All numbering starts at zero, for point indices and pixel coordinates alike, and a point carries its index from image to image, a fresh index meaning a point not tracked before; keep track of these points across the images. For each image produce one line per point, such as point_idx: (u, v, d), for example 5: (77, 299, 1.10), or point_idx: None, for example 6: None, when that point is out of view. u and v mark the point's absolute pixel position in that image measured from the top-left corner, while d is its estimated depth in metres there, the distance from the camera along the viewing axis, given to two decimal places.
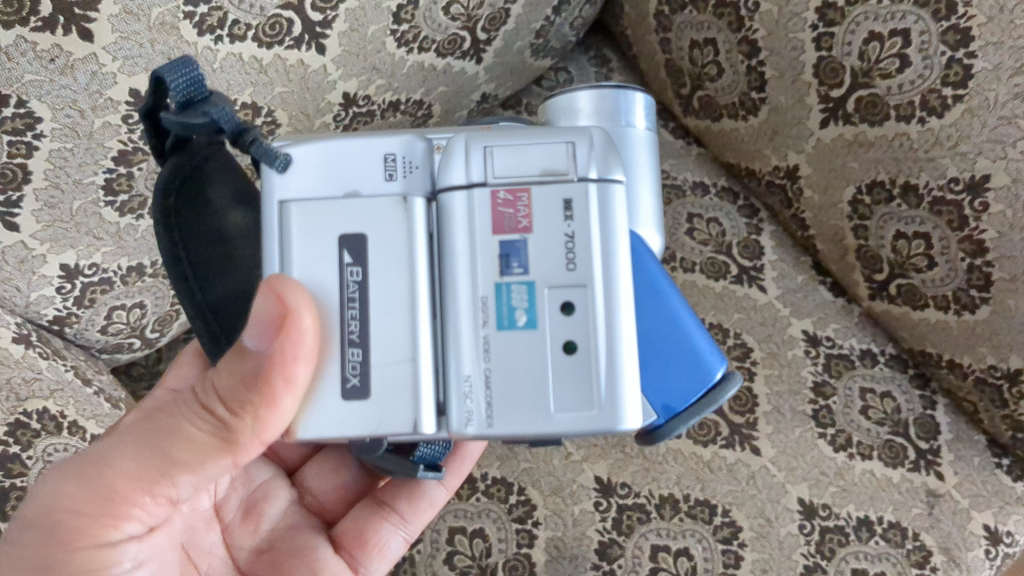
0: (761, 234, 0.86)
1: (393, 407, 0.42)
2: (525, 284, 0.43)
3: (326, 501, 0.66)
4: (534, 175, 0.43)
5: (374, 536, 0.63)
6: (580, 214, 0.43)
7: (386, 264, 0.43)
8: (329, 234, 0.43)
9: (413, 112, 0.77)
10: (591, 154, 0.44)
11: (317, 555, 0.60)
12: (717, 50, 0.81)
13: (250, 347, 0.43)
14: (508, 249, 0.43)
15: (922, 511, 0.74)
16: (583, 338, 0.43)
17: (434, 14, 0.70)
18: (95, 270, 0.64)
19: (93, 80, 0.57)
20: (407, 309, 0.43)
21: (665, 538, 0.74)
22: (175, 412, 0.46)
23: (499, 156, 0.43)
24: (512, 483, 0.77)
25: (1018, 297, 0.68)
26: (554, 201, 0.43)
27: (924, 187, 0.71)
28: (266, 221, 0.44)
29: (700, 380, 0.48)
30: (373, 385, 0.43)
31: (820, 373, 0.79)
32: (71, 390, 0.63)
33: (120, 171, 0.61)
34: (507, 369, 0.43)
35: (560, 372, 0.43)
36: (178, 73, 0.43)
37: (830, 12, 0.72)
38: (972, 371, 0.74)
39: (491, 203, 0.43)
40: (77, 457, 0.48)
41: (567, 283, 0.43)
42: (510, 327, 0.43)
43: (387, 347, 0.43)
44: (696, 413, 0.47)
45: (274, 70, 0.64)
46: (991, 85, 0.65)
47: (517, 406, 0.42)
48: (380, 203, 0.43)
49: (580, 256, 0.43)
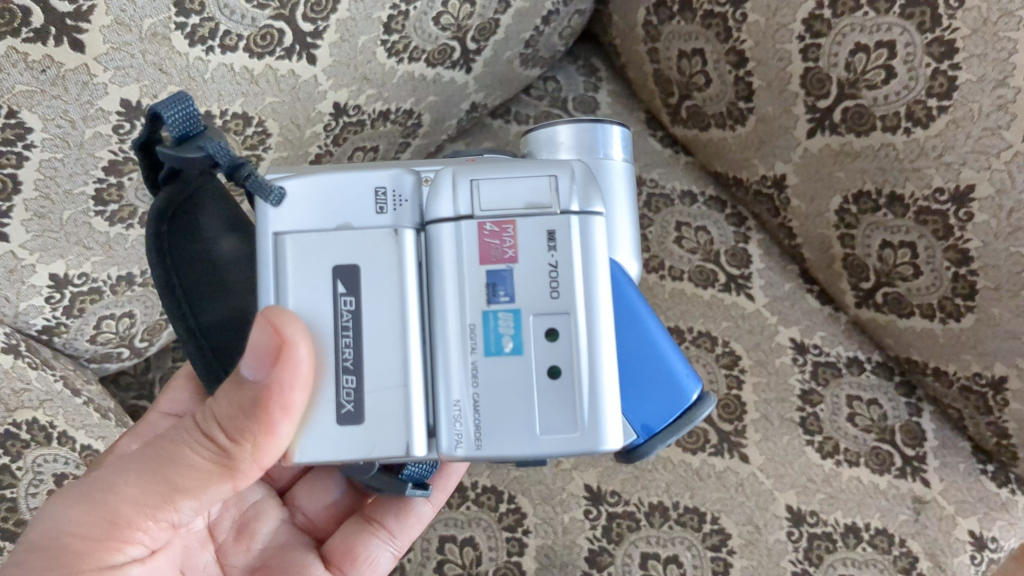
0: (749, 242, 0.86)
1: (386, 432, 0.43)
2: (511, 312, 0.43)
3: (316, 517, 0.66)
4: (519, 206, 0.44)
5: (363, 551, 0.63)
6: (563, 244, 0.44)
7: (378, 294, 0.44)
8: (324, 266, 0.44)
9: (403, 122, 0.77)
10: (573, 187, 0.44)
11: (308, 572, 0.61)
12: (704, 61, 0.82)
13: (248, 377, 0.43)
14: (494, 278, 0.43)
15: (909, 517, 0.75)
16: (567, 363, 0.43)
17: (425, 25, 0.71)
18: (85, 279, 0.64)
19: (84, 91, 0.57)
20: (397, 335, 0.43)
21: (654, 546, 0.74)
22: (178, 440, 0.46)
23: (485, 190, 0.44)
24: (502, 492, 0.76)
25: (1002, 305, 0.69)
26: (537, 231, 0.44)
27: (910, 196, 0.72)
28: (261, 255, 0.44)
29: (677, 401, 0.48)
30: (367, 409, 0.43)
31: (807, 381, 0.80)
32: (61, 400, 0.63)
33: (110, 181, 0.61)
34: (494, 394, 0.43)
35: (546, 396, 0.43)
36: (175, 109, 0.44)
37: (817, 24, 0.72)
38: (957, 378, 0.75)
39: (478, 233, 0.44)
40: (77, 486, 0.47)
41: (552, 310, 0.43)
42: (497, 353, 0.43)
43: (376, 375, 0.43)
44: (675, 432, 0.48)
45: (265, 80, 0.64)
46: (975, 97, 0.66)
47: (504, 429, 0.43)
48: (371, 235, 0.44)
49: (564, 284, 0.43)
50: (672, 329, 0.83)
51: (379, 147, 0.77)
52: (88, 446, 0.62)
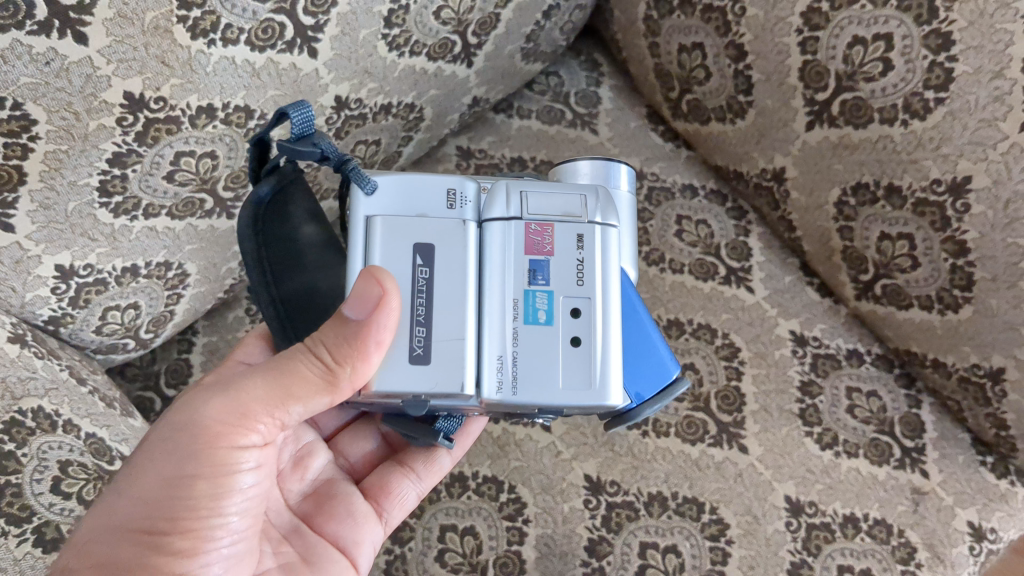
0: (749, 236, 0.87)
1: (448, 374, 0.47)
2: (547, 293, 0.49)
3: (358, 463, 0.71)
4: (558, 213, 0.50)
5: (395, 487, 0.67)
6: (591, 246, 0.50)
7: (449, 267, 0.49)
8: (407, 241, 0.48)
9: (404, 116, 0.78)
10: (598, 204, 0.51)
11: (352, 501, 0.65)
12: (704, 55, 0.82)
13: (349, 316, 0.46)
14: (535, 265, 0.49)
15: (907, 508, 0.75)
16: (587, 336, 0.49)
17: (425, 19, 0.71)
18: (90, 271, 0.65)
19: (87, 83, 0.57)
20: (459, 305, 0.48)
21: (654, 535, 0.74)
22: (294, 355, 0.48)
23: (532, 198, 0.50)
24: (503, 481, 0.76)
25: (1000, 296, 0.69)
26: (570, 232, 0.50)
27: (907, 188, 0.72)
28: (353, 231, 0.49)
29: (661, 375, 0.53)
30: (435, 353, 0.48)
31: (807, 372, 0.81)
32: (66, 389, 0.64)
33: (114, 173, 0.62)
34: (529, 356, 0.48)
35: (568, 362, 0.49)
36: (299, 112, 0.49)
37: (815, 17, 0.73)
38: (956, 370, 0.75)
39: (520, 229, 0.50)
40: (215, 385, 0.51)
41: (577, 292, 0.49)
42: (533, 322, 0.49)
43: (442, 328, 0.48)
44: (663, 399, 0.52)
45: (266, 73, 0.65)
46: (972, 88, 0.66)
47: (535, 382, 0.48)
48: (446, 223, 0.49)
49: (589, 272, 0.50)
50: (673, 321, 0.83)
51: (381, 141, 0.78)
52: (93, 433, 0.63)
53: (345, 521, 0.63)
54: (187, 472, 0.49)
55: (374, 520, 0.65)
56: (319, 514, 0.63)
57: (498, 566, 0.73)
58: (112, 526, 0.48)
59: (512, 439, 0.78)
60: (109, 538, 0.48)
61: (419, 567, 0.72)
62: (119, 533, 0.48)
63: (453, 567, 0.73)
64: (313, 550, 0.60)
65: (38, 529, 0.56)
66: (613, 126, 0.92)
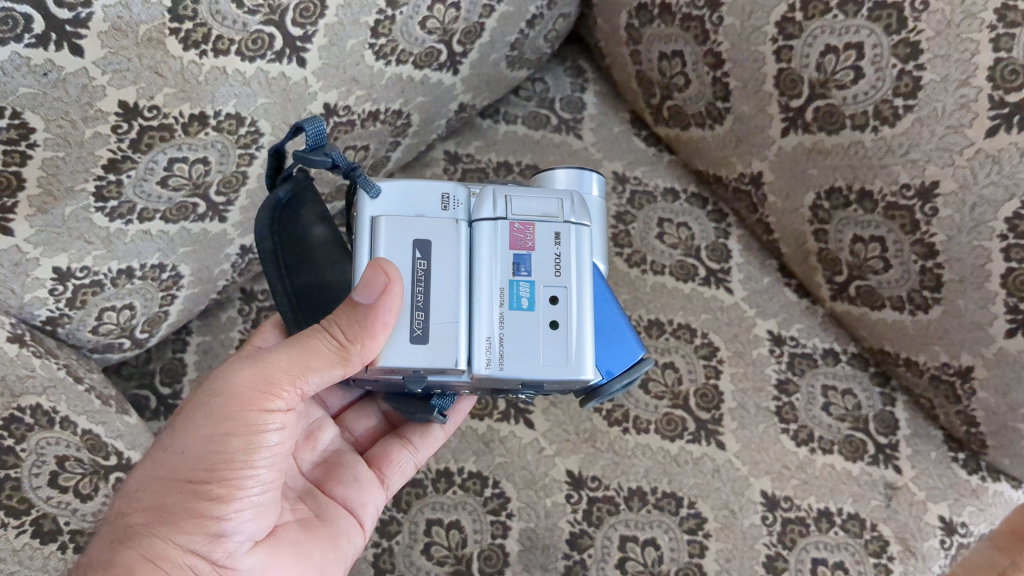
0: (728, 238, 0.89)
1: (444, 352, 0.51)
2: (529, 282, 0.53)
3: (361, 438, 0.74)
4: (538, 214, 0.55)
5: (396, 457, 0.70)
6: (567, 242, 0.55)
7: (444, 260, 0.53)
8: (406, 237, 0.52)
9: (392, 122, 0.80)
10: (574, 206, 0.56)
11: (357, 471, 0.68)
12: (684, 62, 0.85)
13: (358, 301, 0.49)
14: (518, 259, 0.54)
15: (880, 503, 0.78)
16: (563, 318, 0.53)
17: (411, 29, 0.74)
18: (86, 273, 0.67)
19: (84, 94, 0.59)
20: (453, 292, 0.52)
21: (633, 529, 0.76)
22: (313, 331, 0.52)
23: (515, 201, 0.55)
24: (487, 476, 0.78)
25: (967, 297, 0.71)
26: (548, 231, 0.55)
27: (878, 192, 0.75)
28: (360, 232, 0.53)
29: (628, 355, 0.57)
30: (432, 333, 0.51)
31: (784, 371, 0.83)
32: (63, 387, 0.66)
33: (109, 179, 0.64)
34: (514, 337, 0.53)
35: (548, 341, 0.53)
36: (313, 127, 0.53)
37: (789, 26, 0.75)
38: (928, 368, 0.78)
39: (504, 227, 0.54)
40: (250, 357, 0.54)
41: (555, 282, 0.54)
42: (516, 307, 0.53)
43: (439, 311, 0.52)
44: (632, 374, 0.57)
45: (257, 82, 0.67)
46: (939, 96, 0.68)
47: (519, 359, 0.52)
48: (440, 222, 0.53)
49: (566, 265, 0.54)
50: (654, 321, 0.85)
51: (369, 146, 0.80)
52: (89, 429, 0.66)
53: (350, 485, 0.67)
54: (220, 431, 0.52)
55: (377, 488, 0.69)
56: (328, 480, 0.67)
57: (482, 559, 0.75)
58: (159, 477, 0.52)
59: (496, 436, 0.80)
60: (155, 488, 0.51)
61: (406, 560, 0.75)
62: (164, 483, 0.51)
63: (438, 559, 0.75)
64: (323, 512, 0.64)
65: (36, 521, 0.59)
66: (597, 131, 0.94)
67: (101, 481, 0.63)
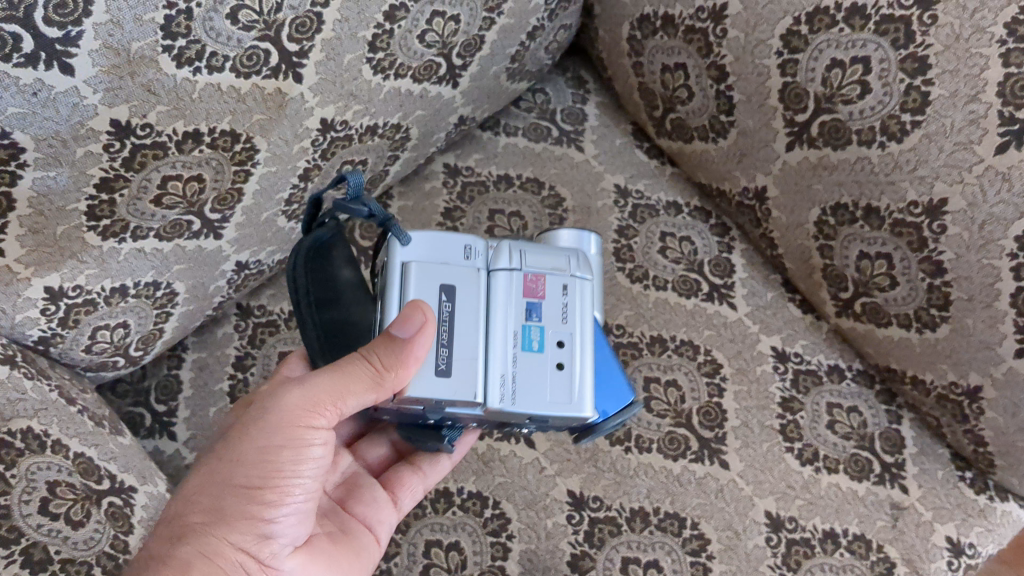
0: (732, 252, 0.88)
1: (465, 387, 0.51)
2: (539, 327, 0.54)
3: (374, 464, 0.73)
4: (548, 266, 0.55)
5: (406, 481, 0.69)
6: (574, 294, 0.55)
7: (466, 304, 0.53)
8: (433, 281, 0.53)
9: (391, 136, 0.79)
10: (579, 263, 0.57)
11: (371, 492, 0.67)
12: (687, 75, 0.83)
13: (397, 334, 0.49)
14: (530, 306, 0.54)
15: (887, 523, 0.77)
16: (569, 361, 0.53)
17: (410, 42, 0.72)
18: (78, 292, 0.66)
19: (74, 112, 0.58)
20: (473, 333, 0.52)
21: (635, 550, 0.75)
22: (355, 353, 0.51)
23: (528, 254, 0.55)
24: (487, 497, 0.77)
25: (976, 316, 0.70)
26: (557, 283, 0.55)
27: (885, 209, 0.73)
28: (391, 276, 0.52)
29: (621, 396, 0.57)
30: (455, 368, 0.51)
31: (788, 388, 0.82)
32: (55, 410, 0.65)
33: (102, 198, 0.63)
34: (526, 376, 0.52)
35: (555, 381, 0.52)
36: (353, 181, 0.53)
37: (794, 39, 0.74)
38: (935, 387, 0.76)
39: (519, 276, 0.54)
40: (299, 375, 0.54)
41: (562, 328, 0.54)
42: (528, 348, 0.53)
43: (460, 346, 0.52)
44: (624, 416, 0.57)
45: (252, 98, 0.66)
46: (948, 112, 0.67)
47: (530, 396, 0.52)
48: (462, 270, 0.54)
49: (573, 313, 0.54)
50: (656, 337, 0.84)
51: (368, 160, 0.79)
52: (80, 453, 0.64)
53: (368, 505, 0.66)
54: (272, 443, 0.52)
55: (389, 510, 0.67)
56: (350, 499, 0.67)
57: None
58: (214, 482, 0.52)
59: (496, 455, 0.78)
60: (212, 492, 0.52)
61: None
62: (220, 487, 0.52)
63: None
64: (347, 528, 0.63)
65: (26, 550, 0.57)
66: (599, 143, 0.93)
67: (93, 506, 0.62)
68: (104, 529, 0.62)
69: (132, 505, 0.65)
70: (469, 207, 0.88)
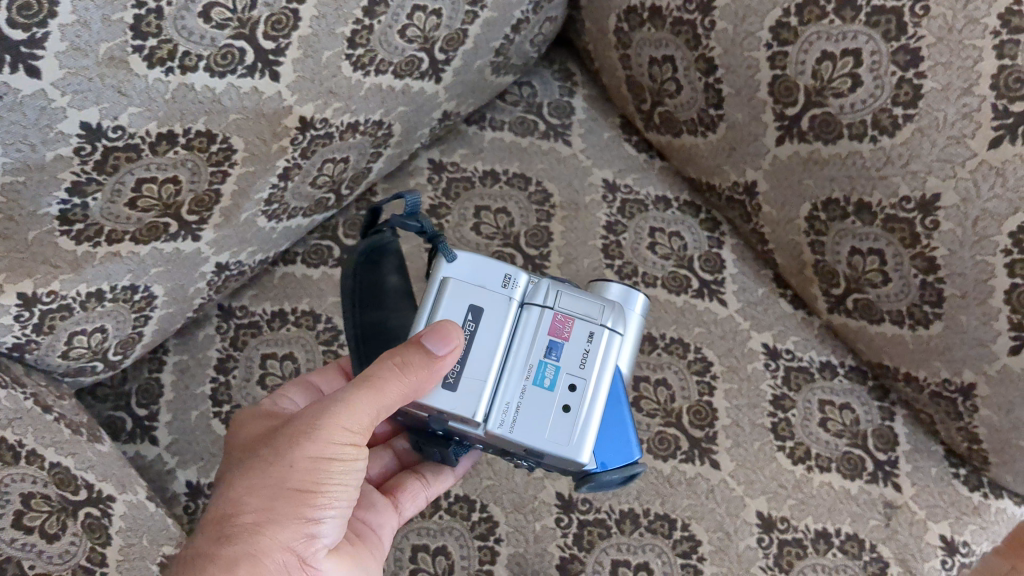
0: (722, 247, 0.87)
1: (465, 404, 0.51)
2: (554, 366, 0.52)
3: (374, 478, 0.71)
4: (581, 311, 0.53)
5: (411, 486, 0.68)
6: (598, 344, 0.53)
7: (489, 331, 0.52)
8: (462, 302, 0.53)
9: (373, 133, 0.77)
10: (616, 315, 0.54)
11: (378, 498, 0.65)
12: (675, 67, 0.82)
13: (428, 348, 0.49)
14: (552, 344, 0.52)
15: (880, 522, 0.76)
16: (576, 405, 0.51)
17: (390, 37, 0.70)
18: (54, 297, 0.64)
19: (43, 116, 0.56)
20: (488, 359, 0.52)
21: (625, 553, 0.74)
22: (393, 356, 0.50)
23: (565, 293, 0.54)
24: (474, 500, 0.75)
25: (969, 313, 0.69)
26: (583, 328, 0.53)
27: (877, 205, 0.72)
28: (428, 290, 0.53)
29: (625, 453, 0.55)
30: (462, 384, 0.51)
31: (779, 386, 0.81)
32: (29, 419, 0.63)
33: (74, 203, 0.62)
34: (528, 409, 0.51)
35: (556, 422, 0.51)
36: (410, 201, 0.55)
37: (784, 31, 0.72)
38: (928, 384, 0.75)
39: (550, 316, 0.53)
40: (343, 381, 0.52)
41: (578, 372, 0.52)
42: (537, 383, 0.52)
43: (473, 365, 0.52)
44: (627, 473, 0.54)
45: (227, 97, 0.64)
46: (940, 105, 0.65)
47: (526, 429, 0.51)
48: (494, 297, 0.53)
49: (593, 359, 0.52)
50: (645, 336, 0.83)
51: (350, 158, 0.77)
52: (56, 463, 0.63)
53: (370, 508, 0.64)
54: (321, 448, 0.51)
55: (393, 514, 0.66)
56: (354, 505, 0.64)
57: None
58: (264, 483, 0.50)
59: (483, 457, 0.77)
60: (266, 494, 0.50)
61: None
62: (273, 489, 0.50)
63: None
64: (360, 533, 0.61)
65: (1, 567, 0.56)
66: (586, 137, 0.91)
67: (70, 518, 0.61)
68: (80, 542, 0.60)
69: (110, 515, 0.64)
70: (455, 204, 0.87)
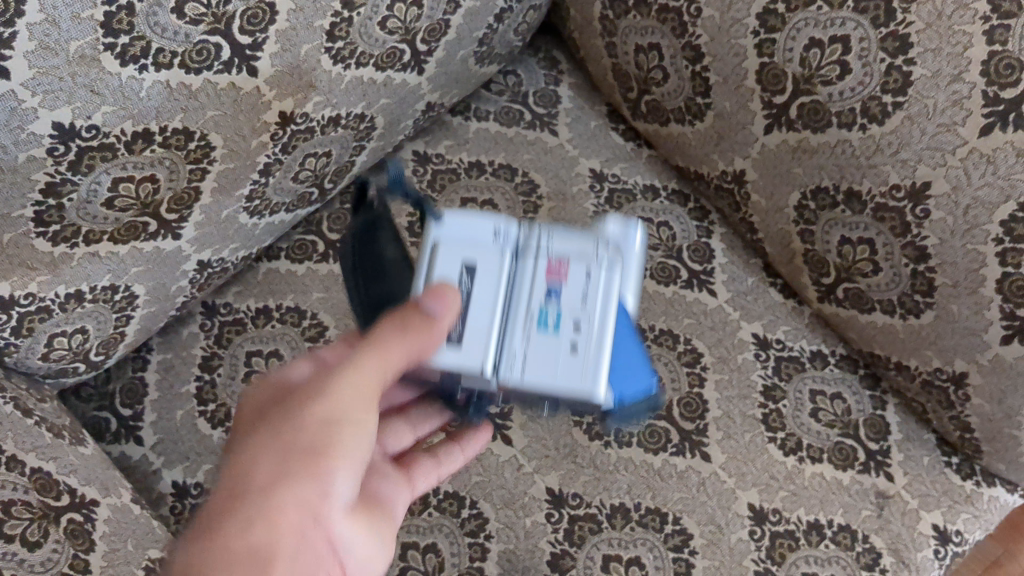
0: (711, 236, 0.86)
1: (468, 361, 0.48)
2: (555, 308, 0.49)
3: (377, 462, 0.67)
4: (575, 248, 0.50)
5: (421, 465, 0.64)
6: (599, 277, 0.49)
7: (482, 284, 0.49)
8: (451, 260, 0.50)
9: (355, 126, 0.76)
10: (611, 248, 0.51)
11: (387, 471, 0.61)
12: (662, 55, 0.81)
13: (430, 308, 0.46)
14: (550, 286, 0.49)
15: (873, 513, 0.75)
16: (583, 344, 0.48)
17: (370, 30, 0.69)
18: (32, 300, 0.63)
19: (13, 116, 0.55)
20: (486, 311, 0.49)
21: (616, 548, 0.74)
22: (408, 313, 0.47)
23: (556, 235, 0.51)
24: (463, 497, 0.75)
25: (961, 302, 0.68)
26: (582, 264, 0.50)
27: (867, 193, 0.71)
28: (421, 256, 0.52)
29: (646, 385, 0.51)
30: (463, 337, 0.49)
31: (769, 376, 0.80)
32: (9, 423, 0.63)
33: (49, 204, 0.60)
34: (535, 357, 0.48)
35: (564, 365, 0.48)
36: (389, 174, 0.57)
37: (771, 19, 0.71)
38: (920, 373, 0.75)
39: (543, 258, 0.50)
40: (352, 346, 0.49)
41: (582, 310, 0.49)
42: (540, 328, 0.49)
43: (473, 319, 0.49)
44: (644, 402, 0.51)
45: (204, 94, 0.63)
46: (930, 92, 0.64)
47: (534, 377, 0.48)
48: (483, 251, 0.50)
49: (596, 294, 0.49)
50: (633, 328, 0.82)
51: (332, 152, 0.76)
52: (38, 468, 0.62)
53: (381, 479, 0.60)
54: (337, 408, 0.47)
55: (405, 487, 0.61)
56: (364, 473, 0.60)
57: None
58: (273, 452, 0.45)
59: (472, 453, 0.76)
60: (276, 455, 0.45)
61: None
62: (284, 451, 0.45)
63: None
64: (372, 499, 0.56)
65: None
66: (573, 126, 0.90)
67: (52, 525, 0.60)
68: (62, 549, 0.59)
69: (94, 520, 0.62)
70: (440, 196, 0.86)
